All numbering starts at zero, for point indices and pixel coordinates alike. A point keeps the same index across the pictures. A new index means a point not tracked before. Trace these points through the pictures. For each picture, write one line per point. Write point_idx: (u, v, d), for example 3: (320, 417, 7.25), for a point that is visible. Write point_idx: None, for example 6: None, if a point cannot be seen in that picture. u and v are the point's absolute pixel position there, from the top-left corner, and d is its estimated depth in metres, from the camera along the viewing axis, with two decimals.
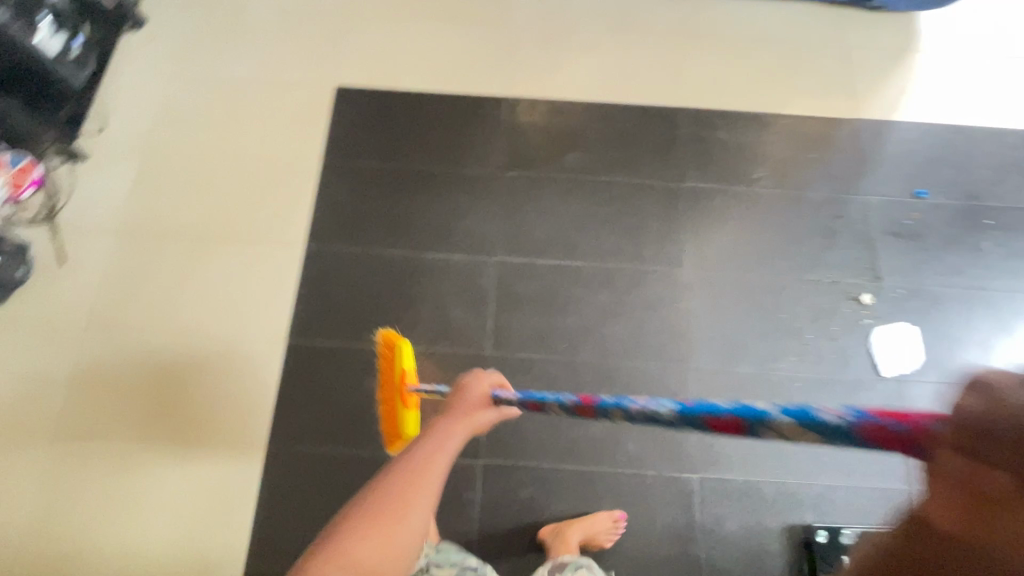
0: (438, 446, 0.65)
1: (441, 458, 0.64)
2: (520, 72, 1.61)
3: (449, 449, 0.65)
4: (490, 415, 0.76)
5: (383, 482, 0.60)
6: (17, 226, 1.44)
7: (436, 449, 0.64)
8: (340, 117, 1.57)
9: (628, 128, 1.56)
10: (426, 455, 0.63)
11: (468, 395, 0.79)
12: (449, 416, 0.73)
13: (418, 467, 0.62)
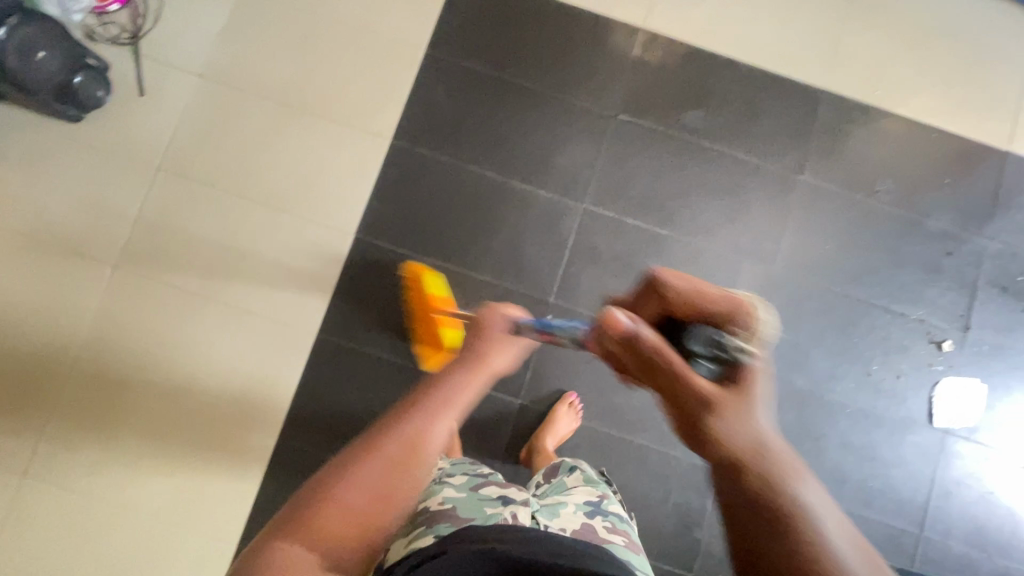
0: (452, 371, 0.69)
1: (465, 386, 0.66)
2: (662, 5, 1.44)
3: (469, 376, 0.68)
4: (513, 351, 0.81)
5: (398, 403, 0.63)
6: (98, 41, 1.35)
7: (443, 377, 0.67)
8: (454, 4, 1.41)
9: (759, 100, 1.42)
10: (442, 385, 0.65)
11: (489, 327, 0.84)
12: (484, 343, 0.79)
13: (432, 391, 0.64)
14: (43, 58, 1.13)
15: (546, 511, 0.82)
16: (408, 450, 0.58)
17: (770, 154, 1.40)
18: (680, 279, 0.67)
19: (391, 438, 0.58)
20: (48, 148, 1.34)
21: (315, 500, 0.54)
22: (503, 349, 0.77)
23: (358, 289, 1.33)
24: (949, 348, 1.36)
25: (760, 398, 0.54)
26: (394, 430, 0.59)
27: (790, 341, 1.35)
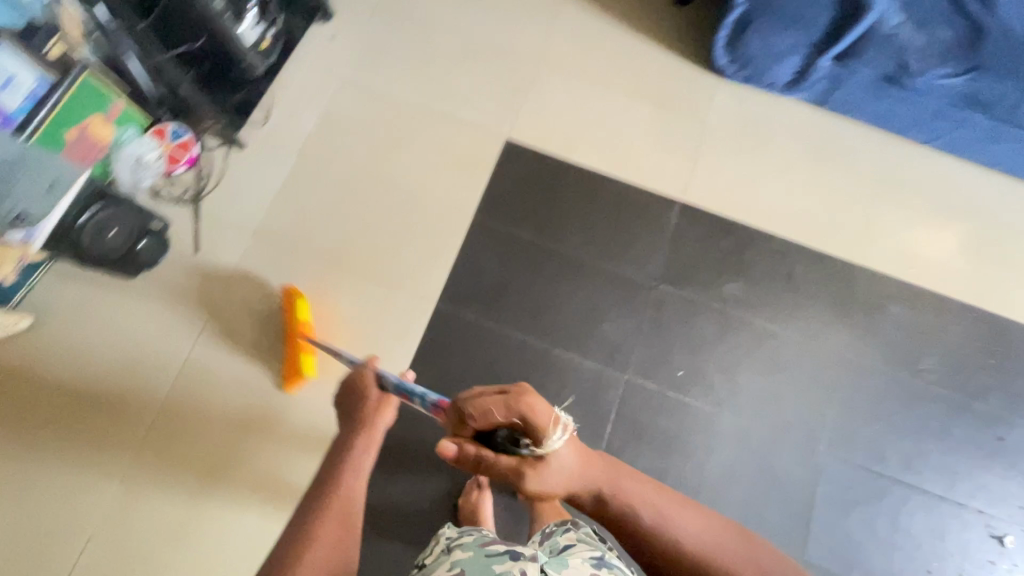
0: (350, 437, 0.86)
1: (371, 448, 0.85)
2: (699, 180, 1.51)
3: (376, 438, 0.87)
4: (390, 417, 0.90)
5: (322, 479, 0.80)
6: (163, 199, 1.42)
7: (360, 446, 0.85)
8: (502, 173, 1.49)
9: (797, 274, 1.45)
10: (351, 461, 0.82)
11: (357, 393, 0.93)
12: (350, 422, 0.88)
13: (352, 465, 0.81)
14: (113, 235, 1.19)
15: (557, 564, 0.66)
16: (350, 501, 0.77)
17: (812, 327, 1.41)
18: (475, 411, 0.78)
19: (331, 505, 0.75)
20: (97, 303, 1.35)
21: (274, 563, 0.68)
22: (381, 423, 0.88)
23: (394, 455, 1.30)
24: (1011, 545, 1.29)
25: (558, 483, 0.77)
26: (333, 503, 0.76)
27: (842, 530, 1.29)
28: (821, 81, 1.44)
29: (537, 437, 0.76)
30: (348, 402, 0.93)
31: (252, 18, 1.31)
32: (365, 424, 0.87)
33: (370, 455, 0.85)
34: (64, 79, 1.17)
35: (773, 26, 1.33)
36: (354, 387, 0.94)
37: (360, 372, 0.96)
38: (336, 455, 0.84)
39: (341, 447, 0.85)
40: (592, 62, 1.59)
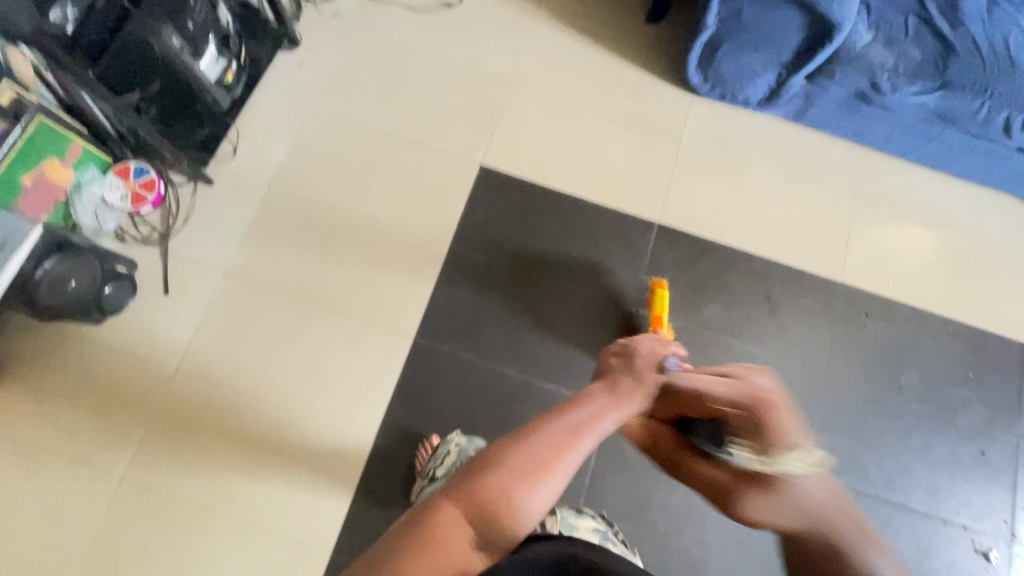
0: (582, 403, 0.67)
1: (597, 428, 0.64)
2: (677, 200, 1.50)
3: (622, 412, 0.69)
4: (659, 396, 0.77)
5: (546, 418, 0.63)
6: (131, 242, 1.38)
7: (586, 411, 0.65)
8: (478, 201, 1.47)
9: (777, 293, 1.44)
10: (571, 420, 0.63)
11: (639, 357, 0.82)
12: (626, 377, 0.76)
13: (580, 422, 0.64)
14: (74, 286, 1.15)
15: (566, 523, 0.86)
16: (539, 482, 0.57)
17: (792, 347, 1.41)
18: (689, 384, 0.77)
19: (532, 470, 0.57)
20: (65, 349, 1.33)
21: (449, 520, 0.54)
22: (640, 400, 0.72)
23: (377, 496, 1.28)
24: (996, 561, 1.29)
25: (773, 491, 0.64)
26: (531, 461, 0.58)
27: None
28: (795, 98, 1.43)
29: (756, 443, 0.70)
30: (620, 356, 0.83)
31: (211, 53, 1.26)
32: (621, 398, 0.71)
33: (614, 422, 0.67)
34: (15, 126, 1.14)
35: (743, 47, 1.32)
36: (631, 355, 0.83)
37: (644, 352, 0.84)
38: (562, 415, 0.64)
39: (566, 407, 0.65)
40: (566, 82, 1.57)
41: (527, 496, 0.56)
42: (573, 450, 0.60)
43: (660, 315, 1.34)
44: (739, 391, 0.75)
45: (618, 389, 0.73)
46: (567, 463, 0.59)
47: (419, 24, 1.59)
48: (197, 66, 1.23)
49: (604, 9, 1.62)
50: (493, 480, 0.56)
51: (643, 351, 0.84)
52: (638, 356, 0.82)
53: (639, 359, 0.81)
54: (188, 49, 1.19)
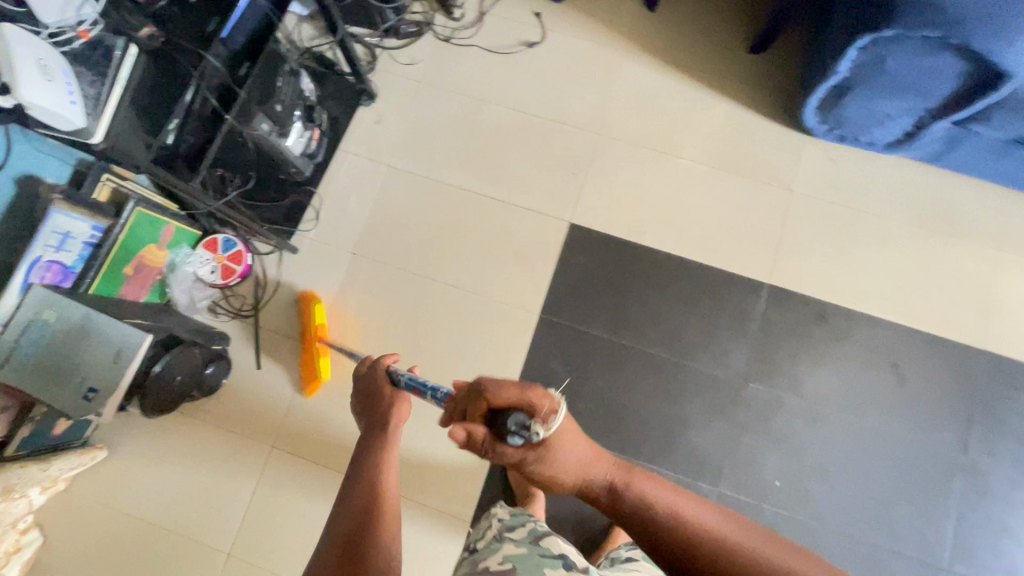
0: (368, 449, 0.73)
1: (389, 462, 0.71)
2: (788, 257, 1.36)
3: (394, 443, 0.74)
4: (413, 405, 0.78)
5: (348, 494, 0.67)
6: (223, 315, 1.38)
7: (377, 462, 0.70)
8: (568, 264, 1.38)
9: (906, 362, 1.29)
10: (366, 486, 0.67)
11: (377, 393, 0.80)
12: (382, 416, 0.76)
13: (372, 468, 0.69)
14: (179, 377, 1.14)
15: None
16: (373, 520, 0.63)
17: (925, 425, 1.27)
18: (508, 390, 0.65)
19: (367, 527, 0.62)
20: (166, 425, 1.35)
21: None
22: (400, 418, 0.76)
23: None
24: None
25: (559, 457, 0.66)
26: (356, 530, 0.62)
27: None
28: (935, 140, 1.25)
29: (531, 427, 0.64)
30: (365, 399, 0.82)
31: (297, 128, 1.20)
32: (383, 423, 0.75)
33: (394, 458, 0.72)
34: (117, 221, 1.12)
35: (881, 93, 1.16)
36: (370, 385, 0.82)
37: (374, 370, 0.83)
38: (352, 480, 0.68)
39: (360, 465, 0.70)
40: (660, 126, 1.44)
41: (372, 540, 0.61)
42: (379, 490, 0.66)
43: (321, 325, 1.35)
44: (529, 393, 0.65)
45: (377, 417, 0.77)
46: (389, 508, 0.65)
47: (499, 68, 1.49)
48: (283, 145, 1.18)
49: (700, 41, 1.47)
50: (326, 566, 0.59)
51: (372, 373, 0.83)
52: (379, 387, 0.81)
53: (371, 388, 0.82)
54: (275, 130, 1.13)
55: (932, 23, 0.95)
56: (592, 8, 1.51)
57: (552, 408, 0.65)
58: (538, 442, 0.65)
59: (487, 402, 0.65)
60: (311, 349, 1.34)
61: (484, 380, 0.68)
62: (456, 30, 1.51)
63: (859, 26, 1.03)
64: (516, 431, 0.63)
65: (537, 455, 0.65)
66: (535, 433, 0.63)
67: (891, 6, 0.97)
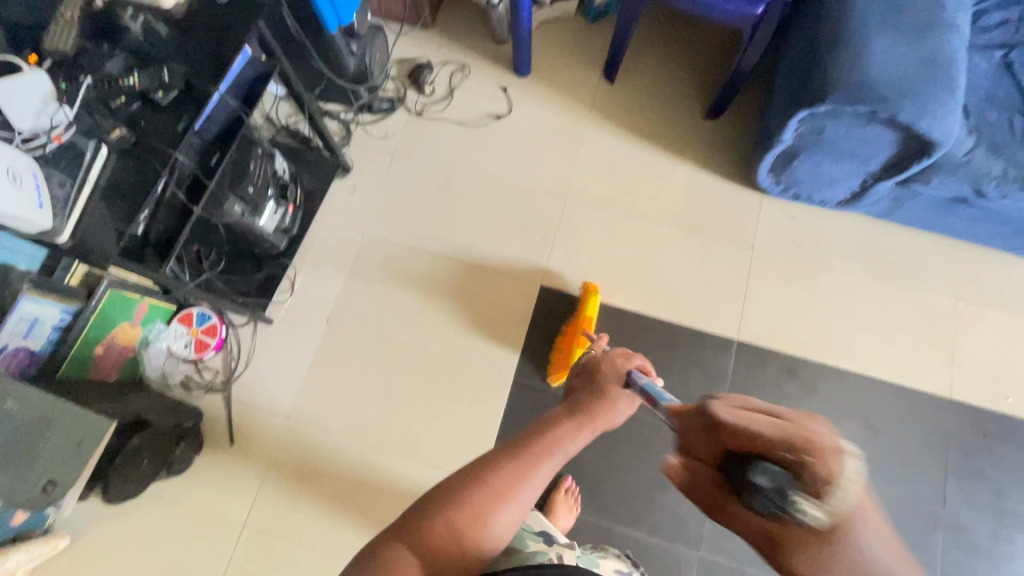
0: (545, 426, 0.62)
1: (556, 453, 0.59)
2: (755, 312, 1.39)
3: (584, 437, 0.62)
4: (627, 409, 0.68)
5: (512, 444, 0.59)
6: (195, 390, 1.37)
7: (543, 440, 0.59)
8: (542, 325, 1.40)
9: (877, 413, 1.31)
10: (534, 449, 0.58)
11: (602, 372, 0.72)
12: (596, 398, 0.67)
13: (539, 449, 0.58)
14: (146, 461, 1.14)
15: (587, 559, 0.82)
16: (500, 508, 0.55)
17: (901, 478, 1.27)
18: (764, 421, 0.41)
19: (501, 504, 0.55)
20: (129, 508, 1.29)
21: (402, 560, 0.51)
22: (607, 421, 0.65)
23: None
24: None
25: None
26: (485, 497, 0.54)
27: None
28: (882, 199, 1.32)
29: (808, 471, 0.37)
30: (582, 372, 0.73)
31: (271, 206, 1.24)
32: (588, 414, 0.64)
33: (581, 442, 0.62)
34: (87, 303, 1.14)
35: (826, 158, 1.23)
36: (592, 374, 0.72)
37: (612, 362, 0.75)
38: (515, 442, 0.59)
39: (537, 432, 0.61)
40: (625, 189, 1.50)
41: (489, 521, 0.54)
42: (524, 479, 0.56)
43: (588, 317, 1.34)
44: (793, 422, 0.40)
45: (582, 406, 0.66)
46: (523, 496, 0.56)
47: (470, 140, 1.56)
48: (257, 222, 1.21)
49: (660, 107, 1.55)
50: (445, 509, 0.54)
51: (601, 362, 0.74)
52: (618, 368, 0.73)
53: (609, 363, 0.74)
54: (247, 209, 1.17)
55: (863, 100, 1.03)
56: (556, 80, 1.60)
57: (837, 446, 0.37)
58: (829, 538, 0.35)
59: (742, 432, 0.42)
60: (575, 335, 1.32)
61: (720, 408, 0.48)
62: (427, 105, 1.60)
63: (798, 103, 1.11)
64: (765, 498, 0.38)
65: (779, 532, 0.38)
66: (802, 508, 0.36)
67: (823, 86, 1.06)
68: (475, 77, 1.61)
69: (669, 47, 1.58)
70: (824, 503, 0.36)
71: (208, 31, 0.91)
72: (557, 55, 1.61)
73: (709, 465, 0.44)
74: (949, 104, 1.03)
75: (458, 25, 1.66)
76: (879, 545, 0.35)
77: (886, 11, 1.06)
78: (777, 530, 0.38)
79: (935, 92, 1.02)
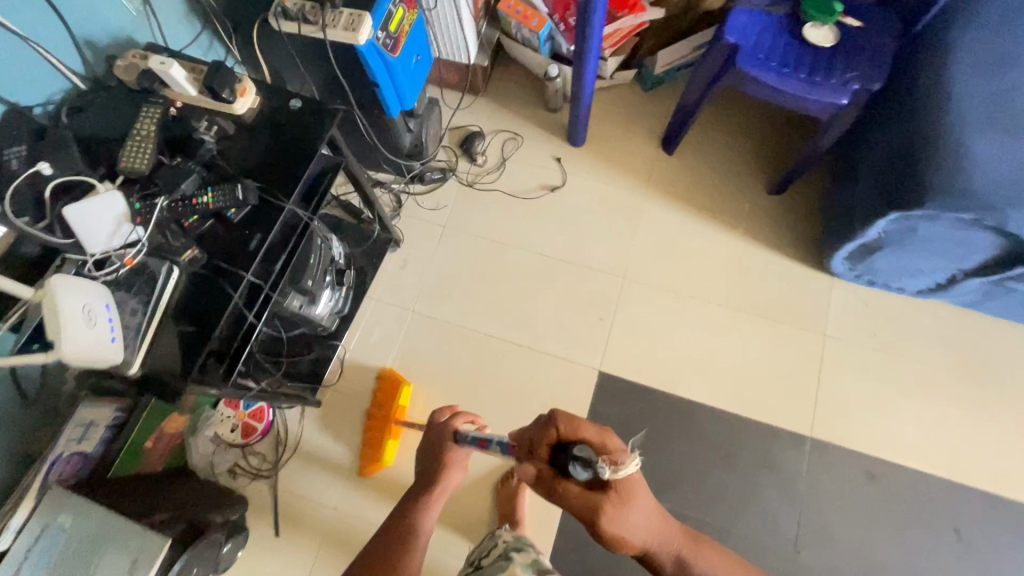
0: (422, 492, 0.90)
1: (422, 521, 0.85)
2: (828, 407, 1.31)
3: (437, 499, 0.90)
4: (461, 465, 0.94)
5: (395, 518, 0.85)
6: (242, 478, 1.32)
7: (410, 517, 0.85)
8: (601, 416, 1.33)
9: (968, 526, 1.21)
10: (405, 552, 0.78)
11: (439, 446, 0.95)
12: (439, 462, 0.93)
13: (411, 529, 0.82)
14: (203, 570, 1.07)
15: None
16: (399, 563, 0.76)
17: None
18: (588, 427, 0.66)
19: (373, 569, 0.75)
20: None
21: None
22: (453, 479, 0.93)
23: None
24: None
25: (635, 503, 0.65)
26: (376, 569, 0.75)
27: None
28: (969, 293, 1.24)
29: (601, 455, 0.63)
30: (427, 449, 0.97)
31: (327, 295, 1.20)
32: (435, 486, 0.91)
33: (434, 511, 0.89)
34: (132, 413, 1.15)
35: (916, 254, 1.15)
36: (438, 447, 0.96)
37: (442, 428, 0.97)
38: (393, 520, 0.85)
39: (416, 500, 0.89)
40: (685, 270, 1.45)
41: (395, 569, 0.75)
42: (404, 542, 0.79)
43: (400, 405, 1.33)
44: (604, 433, 0.67)
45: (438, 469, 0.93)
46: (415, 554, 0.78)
47: (523, 214, 1.52)
48: (313, 314, 1.17)
49: (720, 183, 1.50)
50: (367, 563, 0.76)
51: (441, 427, 0.98)
52: (446, 445, 0.95)
53: (441, 443, 0.96)
54: (305, 302, 1.13)
55: (966, 208, 0.96)
56: (612, 153, 1.56)
57: (624, 450, 0.65)
58: (620, 493, 0.64)
59: (570, 435, 0.65)
60: (382, 422, 1.32)
61: (556, 412, 0.69)
62: (480, 177, 1.56)
63: (888, 203, 1.06)
64: (580, 471, 0.62)
65: (581, 491, 0.63)
66: (603, 469, 0.62)
67: (917, 189, 0.99)
68: (528, 147, 1.58)
69: (730, 126, 1.54)
70: (593, 459, 0.62)
71: (285, 143, 0.88)
72: (612, 127, 1.58)
73: (543, 462, 0.67)
74: None
75: (512, 92, 1.63)
76: (639, 516, 0.67)
77: (990, 110, 0.99)
78: (584, 491, 0.63)
79: None
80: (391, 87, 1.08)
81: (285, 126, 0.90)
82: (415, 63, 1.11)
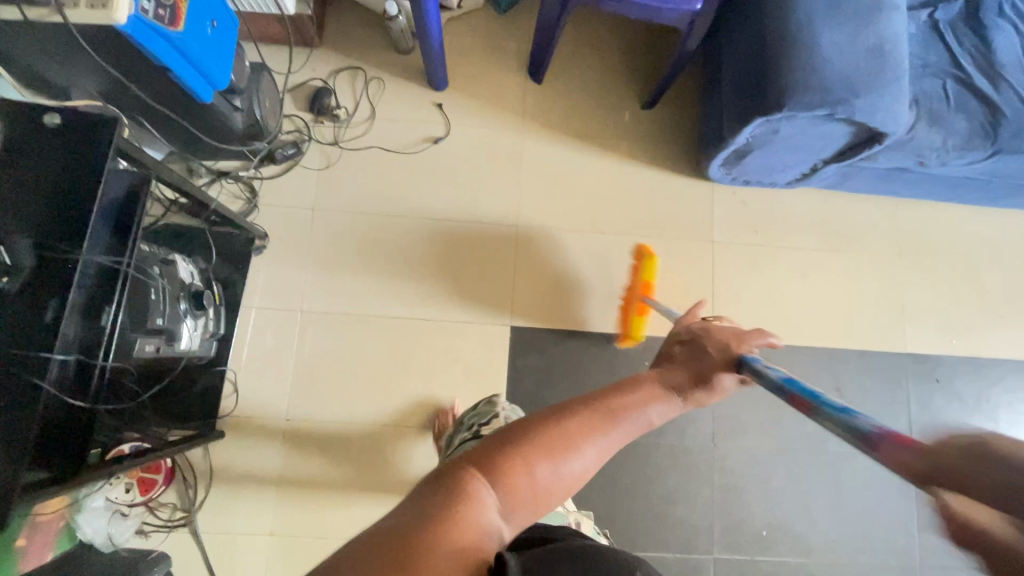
0: (615, 402, 0.56)
1: (593, 446, 0.51)
2: (724, 309, 1.40)
3: (671, 405, 0.61)
4: (723, 390, 0.72)
5: (598, 396, 0.56)
6: (156, 532, 1.21)
7: (633, 399, 0.57)
8: (522, 370, 1.33)
9: (847, 382, 1.38)
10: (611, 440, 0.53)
11: (702, 362, 0.72)
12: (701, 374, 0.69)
13: (619, 412, 0.55)
14: None
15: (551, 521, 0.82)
16: (542, 485, 0.48)
17: None
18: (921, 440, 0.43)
19: (519, 474, 0.47)
20: None
21: (467, 523, 0.42)
22: (711, 395, 0.69)
23: None
24: None
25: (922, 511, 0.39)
26: (516, 475, 0.47)
27: None
28: (830, 177, 1.31)
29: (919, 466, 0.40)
30: (685, 342, 0.78)
31: (190, 323, 1.05)
32: (689, 389, 0.66)
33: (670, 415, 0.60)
34: None
35: (780, 153, 1.19)
36: (697, 368, 0.71)
37: (712, 335, 0.79)
38: (566, 409, 0.53)
39: (605, 394, 0.57)
40: (575, 204, 1.41)
41: (528, 507, 0.47)
42: (561, 458, 0.49)
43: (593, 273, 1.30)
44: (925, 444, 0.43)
45: (650, 391, 0.60)
46: (566, 483, 0.49)
47: (400, 177, 1.39)
48: (179, 347, 1.02)
49: (595, 105, 1.44)
50: (499, 463, 0.47)
51: (716, 339, 0.78)
52: (710, 358, 0.74)
53: (700, 350, 0.75)
54: (163, 339, 0.99)
55: (821, 104, 0.98)
56: (480, 90, 1.43)
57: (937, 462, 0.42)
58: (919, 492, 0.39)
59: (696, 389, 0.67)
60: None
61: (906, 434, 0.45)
62: (340, 146, 1.39)
63: (752, 110, 1.05)
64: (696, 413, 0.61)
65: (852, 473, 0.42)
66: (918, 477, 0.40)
67: (776, 94, 1.00)
68: (386, 100, 1.41)
69: (594, 40, 1.46)
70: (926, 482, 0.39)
71: (49, 171, 0.69)
72: (473, 60, 1.43)
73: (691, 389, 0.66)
74: (900, 93, 1.00)
75: (353, 37, 1.42)
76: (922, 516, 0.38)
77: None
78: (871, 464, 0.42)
79: (886, 85, 0.99)
80: (185, 60, 0.87)
81: (48, 152, 0.69)
82: (213, 28, 0.90)
